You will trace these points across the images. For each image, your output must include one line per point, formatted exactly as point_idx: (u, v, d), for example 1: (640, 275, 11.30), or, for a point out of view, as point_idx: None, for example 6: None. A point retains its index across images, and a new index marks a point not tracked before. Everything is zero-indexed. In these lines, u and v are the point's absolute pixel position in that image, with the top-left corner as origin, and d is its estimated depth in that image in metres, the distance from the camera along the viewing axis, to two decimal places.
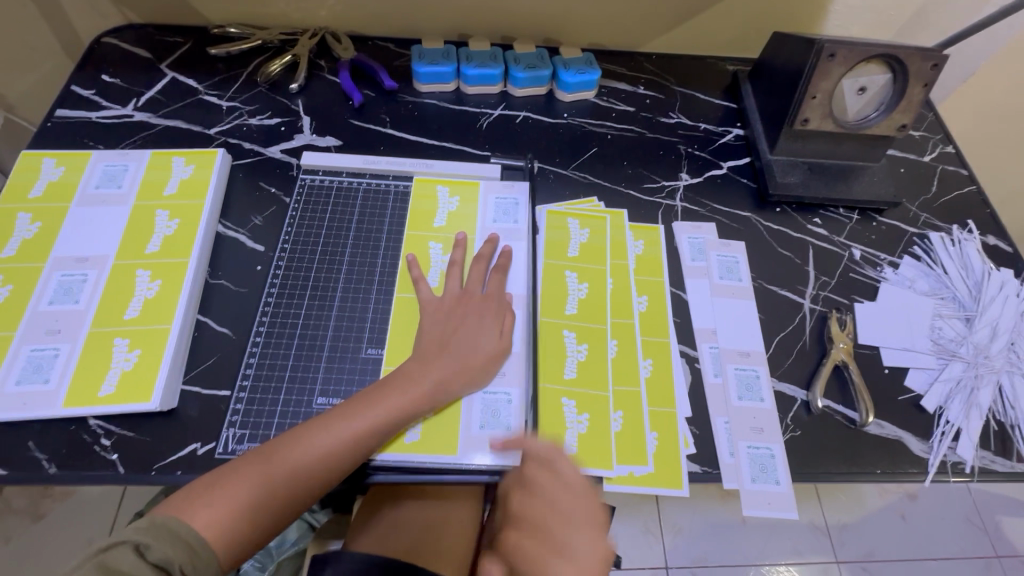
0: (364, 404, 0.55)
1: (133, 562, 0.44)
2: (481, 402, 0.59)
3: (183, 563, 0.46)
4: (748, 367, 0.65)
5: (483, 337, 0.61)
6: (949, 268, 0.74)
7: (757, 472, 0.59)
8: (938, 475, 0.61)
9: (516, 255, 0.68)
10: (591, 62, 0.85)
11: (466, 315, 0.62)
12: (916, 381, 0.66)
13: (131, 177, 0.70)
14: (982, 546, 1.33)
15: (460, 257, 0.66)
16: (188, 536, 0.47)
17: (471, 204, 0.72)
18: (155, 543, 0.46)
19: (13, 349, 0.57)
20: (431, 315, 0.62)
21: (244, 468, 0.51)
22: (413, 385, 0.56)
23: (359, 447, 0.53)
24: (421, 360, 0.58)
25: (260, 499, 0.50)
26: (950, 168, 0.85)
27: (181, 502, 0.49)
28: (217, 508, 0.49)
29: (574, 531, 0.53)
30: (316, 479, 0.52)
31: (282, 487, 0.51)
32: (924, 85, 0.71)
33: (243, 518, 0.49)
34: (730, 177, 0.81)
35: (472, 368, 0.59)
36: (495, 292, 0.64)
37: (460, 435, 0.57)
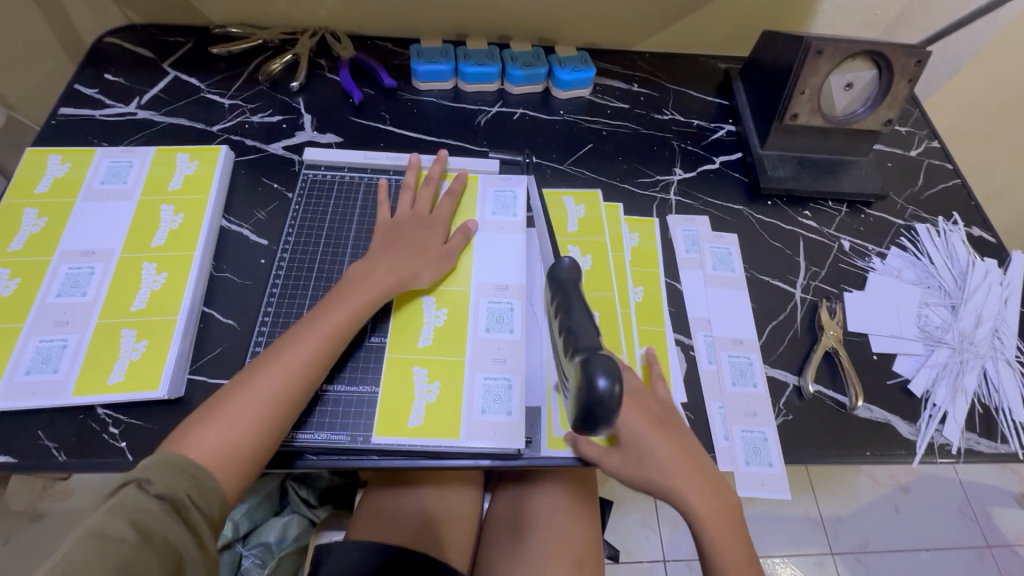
0: (323, 309, 0.58)
1: (138, 496, 0.44)
2: (482, 387, 0.60)
3: (186, 490, 0.46)
4: (741, 354, 0.67)
5: (430, 242, 0.66)
6: (934, 257, 0.76)
7: (751, 454, 0.61)
8: (924, 457, 0.63)
9: (515, 246, 0.69)
10: (587, 61, 0.87)
11: (413, 225, 0.67)
12: (903, 366, 0.68)
13: (135, 172, 0.71)
14: (974, 536, 1.36)
15: (412, 181, 0.71)
16: (187, 466, 0.47)
17: (472, 197, 0.73)
18: (155, 478, 0.45)
19: (22, 340, 0.58)
20: (381, 228, 0.67)
21: (229, 395, 0.52)
22: (365, 284, 0.60)
23: (332, 341, 0.57)
24: (373, 261, 0.63)
25: (249, 418, 0.51)
26: (936, 163, 0.87)
27: (174, 444, 0.50)
28: (211, 437, 0.50)
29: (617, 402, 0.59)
30: (294, 383, 0.54)
31: (267, 401, 0.52)
32: (909, 81, 0.73)
33: (238, 442, 0.50)
34: (722, 171, 0.83)
35: (420, 265, 0.64)
36: (443, 212, 0.69)
37: (462, 418, 0.58)
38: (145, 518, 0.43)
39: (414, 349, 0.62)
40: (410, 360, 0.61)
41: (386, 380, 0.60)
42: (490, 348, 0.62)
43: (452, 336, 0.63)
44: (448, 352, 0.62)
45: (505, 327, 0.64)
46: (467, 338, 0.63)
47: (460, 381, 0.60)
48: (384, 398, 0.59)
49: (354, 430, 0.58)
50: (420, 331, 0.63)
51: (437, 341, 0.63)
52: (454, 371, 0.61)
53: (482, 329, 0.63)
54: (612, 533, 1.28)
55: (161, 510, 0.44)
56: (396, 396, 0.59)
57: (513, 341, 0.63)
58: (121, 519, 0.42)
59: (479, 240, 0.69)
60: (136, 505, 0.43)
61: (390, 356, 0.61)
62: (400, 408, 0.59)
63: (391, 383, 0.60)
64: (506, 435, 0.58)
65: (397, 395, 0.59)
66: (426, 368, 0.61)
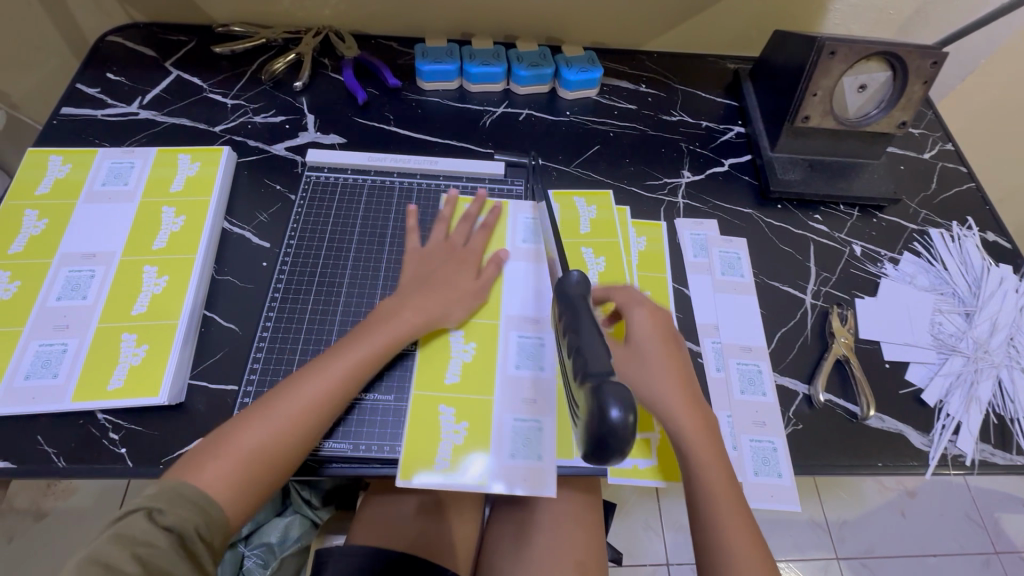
0: (348, 343, 0.57)
1: (147, 528, 0.43)
2: (512, 429, 0.59)
3: (198, 524, 0.46)
4: (750, 361, 0.66)
5: (463, 277, 0.64)
6: (948, 264, 0.74)
7: (760, 465, 0.60)
8: (938, 468, 0.62)
9: (534, 275, 0.68)
10: (594, 61, 0.86)
11: (445, 260, 0.65)
12: (916, 374, 0.67)
13: (137, 174, 0.70)
14: (982, 542, 1.34)
15: (448, 213, 0.70)
16: (197, 496, 0.47)
17: (502, 222, 0.72)
18: (167, 508, 0.45)
19: (22, 345, 0.58)
20: (414, 261, 0.65)
21: (245, 425, 0.51)
22: (394, 319, 0.59)
23: (355, 378, 0.56)
24: (405, 295, 0.61)
25: (264, 451, 0.50)
26: (950, 166, 0.86)
27: (183, 467, 0.49)
28: (223, 466, 0.49)
29: (636, 306, 0.58)
30: (313, 422, 0.53)
31: (283, 435, 0.51)
32: (924, 83, 0.72)
33: (248, 473, 0.49)
34: (731, 174, 0.82)
35: (454, 302, 0.62)
36: (476, 246, 0.68)
37: (491, 460, 0.57)
38: (151, 554, 0.43)
39: (441, 387, 0.60)
40: (437, 398, 0.60)
41: (412, 420, 0.58)
42: (519, 387, 0.61)
43: (481, 374, 0.61)
44: (476, 390, 0.61)
45: (535, 363, 0.63)
46: (495, 375, 0.62)
47: (489, 421, 0.59)
48: (410, 436, 0.58)
49: (356, 439, 0.58)
50: (447, 367, 0.62)
51: (465, 379, 0.61)
52: (482, 411, 0.59)
53: (511, 366, 0.62)
54: (615, 536, 1.27)
55: (169, 544, 0.43)
56: (421, 433, 0.58)
57: (542, 381, 0.62)
58: (127, 553, 0.42)
59: (510, 272, 0.68)
60: (144, 539, 0.43)
61: (415, 393, 0.60)
62: (428, 446, 0.57)
63: (416, 423, 0.58)
64: (532, 476, 0.57)
65: (422, 433, 0.58)
66: (453, 407, 0.59)
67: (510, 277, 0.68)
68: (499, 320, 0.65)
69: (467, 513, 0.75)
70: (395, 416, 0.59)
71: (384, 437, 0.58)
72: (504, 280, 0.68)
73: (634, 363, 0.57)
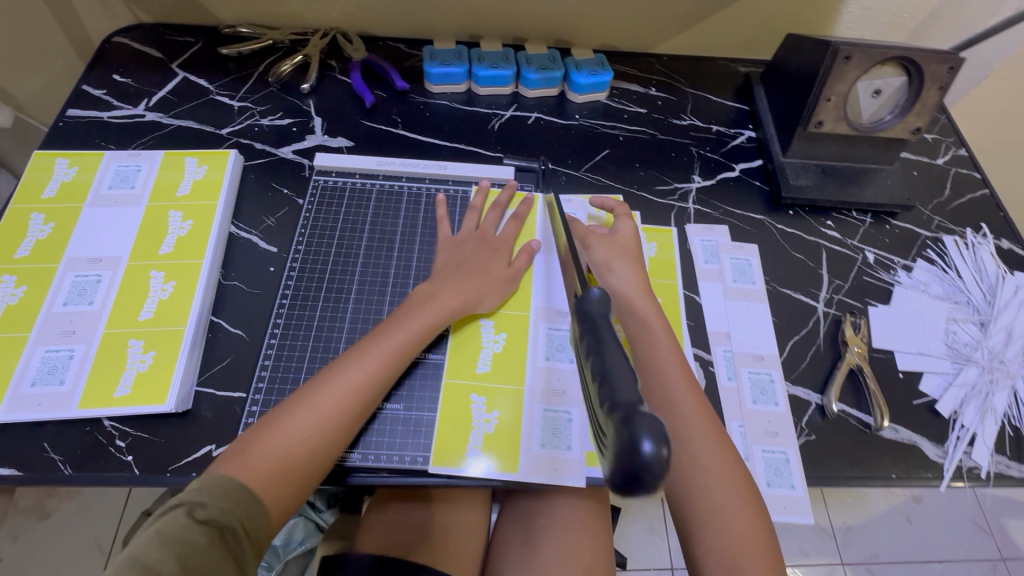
0: (386, 328, 0.57)
1: (186, 524, 0.43)
2: (543, 419, 0.59)
3: (240, 518, 0.45)
4: (762, 370, 0.65)
5: (495, 265, 0.65)
6: (963, 272, 0.73)
7: (773, 476, 0.59)
8: (953, 480, 0.61)
9: (550, 267, 0.69)
10: (604, 63, 0.85)
11: (477, 249, 0.66)
12: (931, 385, 0.66)
13: (143, 177, 0.70)
14: (988, 548, 1.33)
15: (479, 202, 0.71)
16: (241, 487, 0.46)
17: (532, 217, 0.73)
18: (208, 503, 0.44)
19: (28, 350, 0.57)
20: (446, 251, 0.66)
21: (285, 413, 0.51)
22: (430, 305, 0.59)
23: (394, 363, 0.56)
24: (439, 281, 0.62)
25: (307, 438, 0.50)
26: (963, 171, 0.85)
27: (226, 459, 0.48)
28: (267, 456, 0.48)
29: (624, 216, 0.69)
30: (354, 408, 0.52)
31: (325, 423, 0.51)
32: (940, 88, 0.71)
33: (290, 462, 0.49)
34: (742, 179, 0.81)
35: (487, 290, 0.63)
36: (507, 235, 0.68)
37: (526, 450, 0.57)
38: (190, 551, 0.42)
39: (473, 375, 0.61)
40: (470, 387, 0.60)
41: (443, 409, 0.58)
42: (550, 376, 0.61)
43: (513, 363, 0.62)
44: (507, 380, 0.61)
45: (566, 353, 0.63)
46: (526, 365, 0.62)
47: (522, 409, 0.59)
48: (443, 427, 0.57)
49: (362, 448, 0.56)
50: (479, 356, 0.62)
51: (497, 368, 0.61)
52: (514, 401, 0.60)
53: (542, 357, 0.62)
54: (620, 540, 1.27)
55: (207, 541, 0.43)
56: (455, 424, 0.58)
57: (573, 371, 0.62)
58: (167, 551, 0.41)
59: (539, 264, 0.69)
60: (184, 536, 0.42)
61: (448, 382, 0.60)
62: (461, 438, 0.57)
63: (449, 410, 0.58)
64: (561, 471, 0.56)
65: (458, 420, 0.58)
66: (484, 397, 0.60)
67: (538, 270, 0.68)
68: (531, 312, 0.65)
69: (473, 519, 0.74)
70: (411, 426, 0.57)
71: (395, 447, 0.56)
72: (535, 270, 0.68)
73: (608, 261, 0.64)
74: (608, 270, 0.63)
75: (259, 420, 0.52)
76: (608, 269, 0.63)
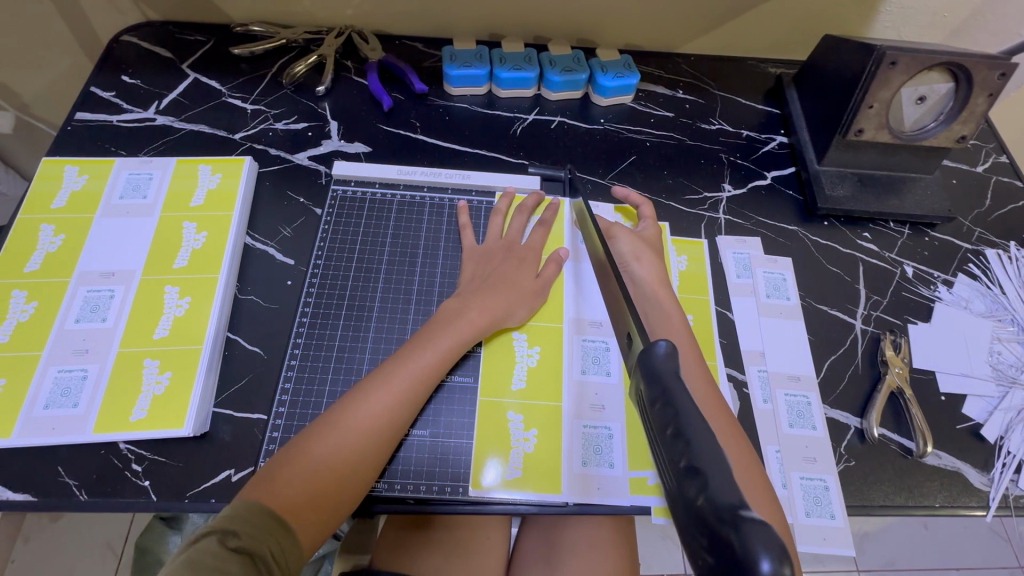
0: (416, 344, 0.55)
1: (218, 552, 0.40)
2: (582, 436, 0.57)
3: (271, 547, 0.43)
4: (798, 393, 0.62)
5: (526, 278, 0.62)
6: (1007, 288, 0.70)
7: (811, 505, 0.57)
8: (999, 509, 0.59)
9: (579, 276, 0.66)
10: (630, 65, 0.82)
11: (506, 259, 0.63)
12: (974, 409, 0.63)
13: (156, 185, 0.67)
14: (1006, 556, 1.31)
15: (503, 207, 0.68)
16: (271, 514, 0.44)
17: (559, 222, 0.70)
18: (240, 531, 0.42)
19: (39, 371, 0.55)
20: (471, 264, 0.63)
21: (313, 435, 0.49)
22: (458, 322, 0.57)
23: (423, 383, 0.54)
24: (467, 296, 0.59)
25: (336, 461, 0.48)
26: (1004, 179, 0.81)
27: (256, 484, 0.47)
28: (295, 479, 0.47)
29: (645, 218, 0.68)
30: (383, 431, 0.51)
31: (355, 444, 0.49)
32: (989, 95, 0.67)
33: (322, 487, 0.47)
34: (775, 188, 0.78)
35: (518, 305, 0.60)
36: (535, 243, 0.66)
37: (563, 473, 0.55)
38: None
39: (506, 392, 0.58)
40: (505, 404, 0.58)
41: (480, 427, 0.56)
42: (586, 392, 0.59)
43: (548, 378, 0.59)
44: (543, 396, 0.58)
45: (602, 368, 0.60)
46: (562, 381, 0.59)
47: (559, 429, 0.57)
48: (481, 447, 0.56)
49: (388, 476, 0.53)
50: (513, 372, 0.59)
51: (531, 385, 0.59)
52: (551, 420, 0.57)
53: (578, 371, 0.60)
54: None
55: (240, 570, 0.40)
56: (490, 444, 0.56)
57: (609, 386, 0.59)
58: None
59: (568, 271, 0.66)
60: (215, 565, 0.39)
61: (482, 400, 0.58)
62: (493, 460, 0.55)
63: (483, 430, 0.56)
64: (598, 494, 0.54)
65: (491, 439, 0.56)
66: (522, 413, 0.57)
67: (568, 279, 0.66)
68: (562, 323, 0.63)
69: (492, 540, 0.72)
70: (438, 455, 0.55)
71: (422, 476, 0.54)
72: (565, 279, 0.66)
73: (633, 252, 0.63)
74: (634, 260, 0.62)
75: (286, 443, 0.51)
76: (634, 258, 0.62)
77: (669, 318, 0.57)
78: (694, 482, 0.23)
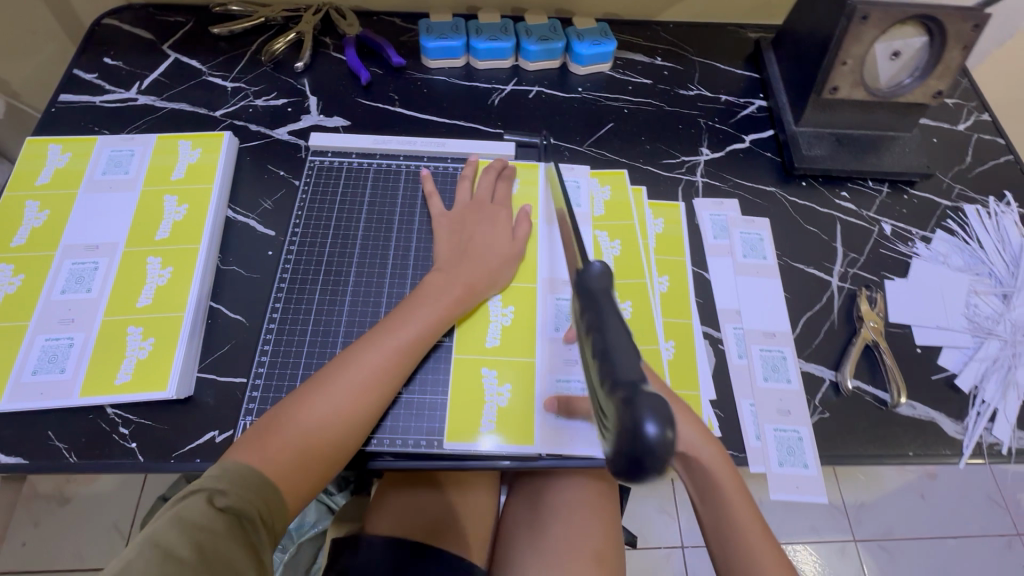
0: (402, 317, 0.56)
1: (206, 510, 0.42)
2: (555, 390, 0.58)
3: (259, 509, 0.45)
4: (773, 348, 0.63)
5: (501, 242, 0.63)
6: (985, 242, 0.71)
7: (785, 455, 0.58)
8: (972, 456, 0.59)
9: (542, 237, 0.67)
10: (607, 33, 0.82)
11: (479, 224, 0.64)
12: (950, 360, 0.64)
13: (137, 161, 0.68)
14: (1002, 523, 1.28)
15: (471, 173, 0.69)
16: (263, 478, 0.46)
17: (533, 186, 0.70)
18: (228, 490, 0.44)
19: (27, 339, 0.57)
20: (445, 229, 0.64)
21: (303, 402, 0.50)
22: (443, 293, 0.57)
23: (410, 352, 0.55)
24: (444, 266, 0.60)
25: (326, 428, 0.50)
26: (986, 137, 0.81)
27: (243, 448, 0.48)
28: (288, 445, 0.48)
29: None
30: (372, 399, 0.52)
31: (343, 413, 0.50)
32: (964, 48, 0.66)
33: (310, 452, 0.49)
34: (752, 150, 0.78)
35: (493, 269, 0.61)
36: (505, 205, 0.66)
37: (536, 426, 0.56)
38: (209, 539, 0.41)
39: (482, 350, 0.59)
40: (480, 361, 0.59)
41: (457, 386, 0.58)
42: (558, 349, 0.60)
43: (522, 336, 0.60)
44: (517, 352, 0.59)
45: None
46: (536, 338, 0.60)
47: (533, 384, 0.58)
48: (457, 402, 0.57)
49: (376, 433, 0.55)
50: (487, 330, 0.60)
51: (506, 342, 0.60)
52: (525, 375, 0.58)
53: (551, 329, 0.61)
54: (631, 520, 1.21)
55: (225, 529, 0.42)
56: (467, 400, 0.57)
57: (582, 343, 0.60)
58: (186, 538, 0.41)
59: (540, 233, 0.67)
60: (202, 523, 0.42)
61: (458, 358, 0.59)
62: (469, 415, 0.56)
63: (459, 387, 0.58)
64: (569, 445, 0.55)
65: (468, 397, 0.57)
66: (496, 370, 0.59)
67: (543, 239, 0.66)
68: (537, 283, 0.63)
69: (479, 505, 0.74)
70: (414, 410, 0.56)
71: (399, 431, 0.56)
72: (538, 239, 0.66)
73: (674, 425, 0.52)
74: None
75: (276, 405, 0.52)
76: None
77: (728, 505, 0.55)
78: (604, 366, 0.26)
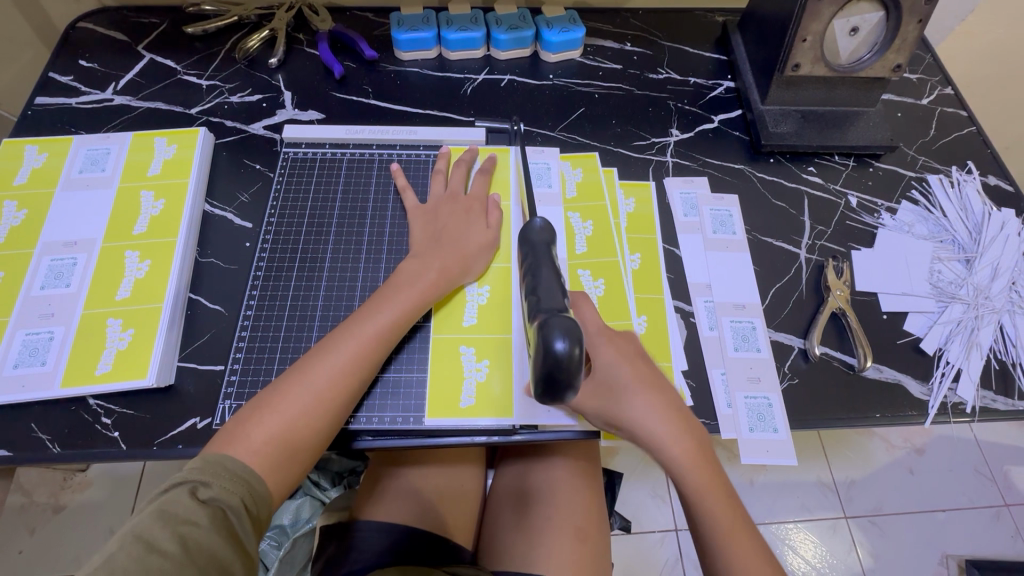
0: (377, 303, 0.57)
1: (190, 502, 0.43)
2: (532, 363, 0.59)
3: (243, 496, 0.45)
4: (743, 319, 0.65)
5: (474, 229, 0.64)
6: (948, 211, 0.72)
7: (755, 421, 0.59)
8: (938, 416, 0.61)
9: (511, 218, 0.68)
10: (575, 20, 0.83)
11: (450, 209, 0.65)
12: (915, 324, 0.65)
13: (113, 159, 0.69)
14: (991, 495, 1.24)
15: (443, 165, 0.69)
16: (246, 467, 0.46)
17: (505, 169, 0.72)
18: (212, 482, 0.44)
19: (8, 335, 0.58)
20: (417, 218, 0.65)
21: (282, 390, 0.51)
22: (418, 277, 0.58)
23: (386, 336, 0.55)
24: (417, 251, 0.61)
25: (306, 414, 0.50)
26: (950, 110, 0.82)
27: (226, 439, 0.48)
28: (269, 433, 0.49)
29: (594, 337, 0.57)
30: (351, 383, 0.53)
31: (322, 398, 0.51)
32: (919, 22, 0.68)
33: (292, 439, 0.49)
34: (721, 130, 0.80)
35: (467, 256, 0.62)
36: (478, 192, 0.67)
37: (512, 400, 0.57)
38: (193, 531, 0.41)
39: (458, 329, 0.61)
40: (457, 340, 0.60)
41: (435, 365, 0.59)
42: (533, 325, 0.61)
43: (498, 314, 0.62)
44: (493, 330, 0.61)
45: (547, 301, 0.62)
46: (510, 315, 0.62)
47: (509, 360, 0.59)
48: (434, 379, 0.58)
49: (357, 412, 0.57)
50: (465, 310, 0.62)
51: (482, 320, 0.61)
52: (501, 351, 0.60)
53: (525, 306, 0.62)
54: (623, 505, 1.21)
55: (211, 520, 0.42)
56: (443, 377, 0.58)
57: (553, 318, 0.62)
58: (170, 530, 0.41)
59: (510, 215, 0.68)
60: (186, 516, 0.42)
61: (435, 337, 0.60)
62: (448, 392, 0.58)
63: (438, 366, 0.59)
64: (544, 415, 0.57)
65: (445, 376, 0.59)
66: (474, 347, 0.60)
67: (513, 222, 0.67)
68: (510, 263, 0.65)
69: (467, 488, 0.75)
70: (391, 388, 0.58)
71: (376, 409, 0.57)
72: (510, 220, 0.68)
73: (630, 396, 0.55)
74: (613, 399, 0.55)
75: (255, 395, 0.53)
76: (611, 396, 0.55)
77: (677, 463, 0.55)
78: (536, 298, 0.44)
